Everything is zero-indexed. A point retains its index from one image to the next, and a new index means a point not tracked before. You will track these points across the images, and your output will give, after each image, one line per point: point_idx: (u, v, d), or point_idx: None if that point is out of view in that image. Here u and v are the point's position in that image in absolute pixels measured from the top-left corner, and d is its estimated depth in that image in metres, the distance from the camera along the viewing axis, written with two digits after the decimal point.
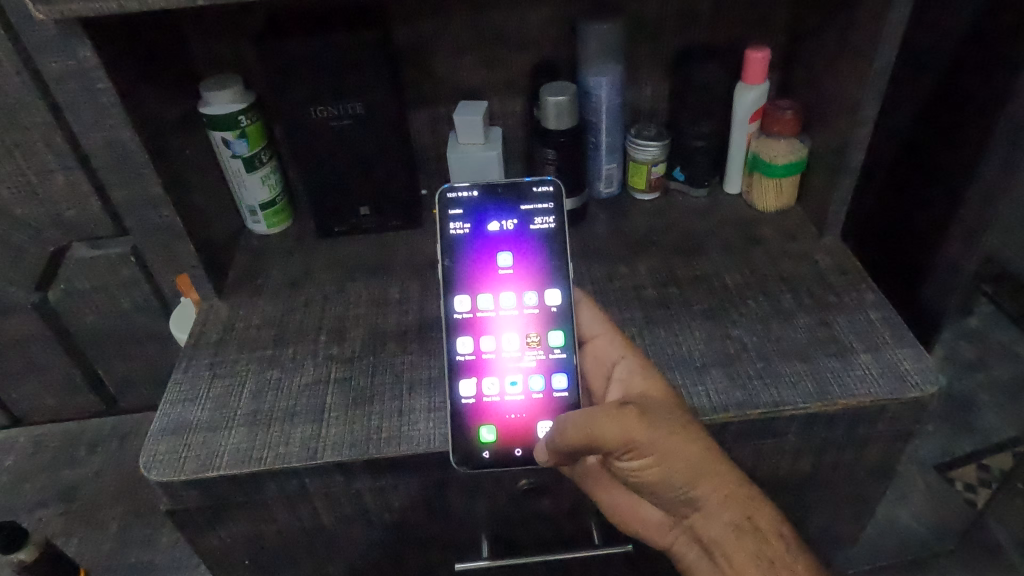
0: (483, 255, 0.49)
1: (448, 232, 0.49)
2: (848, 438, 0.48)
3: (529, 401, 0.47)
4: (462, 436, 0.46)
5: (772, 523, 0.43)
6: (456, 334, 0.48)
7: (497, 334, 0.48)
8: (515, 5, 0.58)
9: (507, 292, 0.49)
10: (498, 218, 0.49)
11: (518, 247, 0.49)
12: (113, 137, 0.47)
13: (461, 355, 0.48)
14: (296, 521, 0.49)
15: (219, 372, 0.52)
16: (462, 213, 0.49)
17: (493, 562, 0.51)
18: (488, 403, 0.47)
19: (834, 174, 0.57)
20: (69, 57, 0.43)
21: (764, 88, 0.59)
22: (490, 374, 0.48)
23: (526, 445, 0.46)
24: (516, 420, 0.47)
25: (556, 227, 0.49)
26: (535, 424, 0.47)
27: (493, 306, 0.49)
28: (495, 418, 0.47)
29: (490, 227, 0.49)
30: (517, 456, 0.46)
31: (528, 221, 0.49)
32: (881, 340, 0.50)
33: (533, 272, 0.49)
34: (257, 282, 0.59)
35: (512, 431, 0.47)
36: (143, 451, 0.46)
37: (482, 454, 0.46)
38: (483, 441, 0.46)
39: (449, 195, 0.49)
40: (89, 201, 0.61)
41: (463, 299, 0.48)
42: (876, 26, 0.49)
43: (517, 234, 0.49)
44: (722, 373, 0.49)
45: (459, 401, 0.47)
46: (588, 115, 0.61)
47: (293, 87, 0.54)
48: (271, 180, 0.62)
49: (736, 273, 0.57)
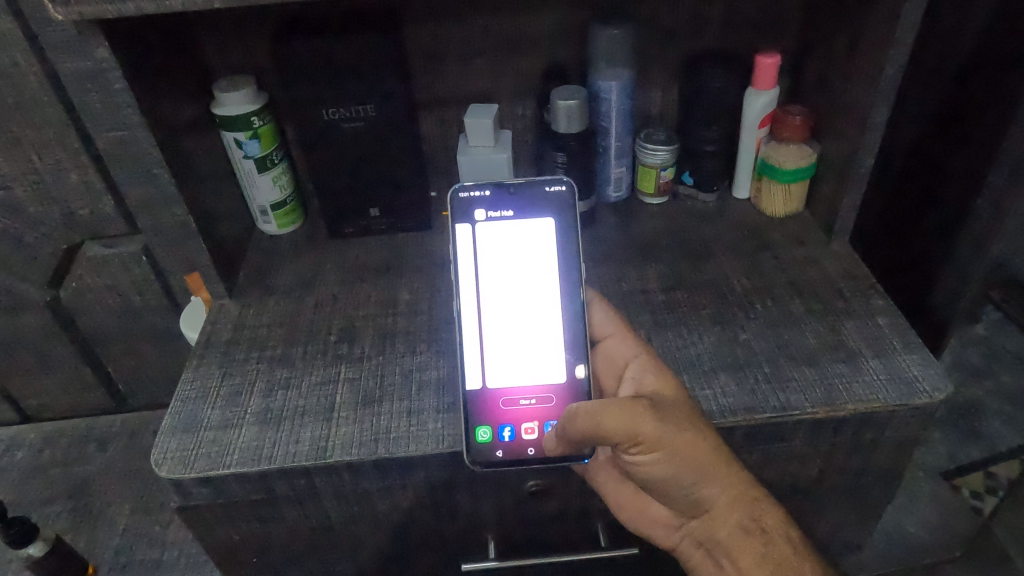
0: (495, 256, 0.49)
1: (460, 231, 0.49)
2: (855, 444, 0.48)
3: (540, 402, 0.47)
4: (475, 435, 0.46)
5: (779, 524, 0.44)
6: (467, 335, 0.48)
7: (508, 335, 0.48)
8: (527, 9, 0.59)
9: (518, 293, 0.48)
10: (511, 217, 0.49)
11: (529, 248, 0.49)
12: (128, 137, 0.47)
13: (471, 356, 0.48)
14: (305, 521, 0.49)
15: (229, 370, 0.52)
16: (474, 212, 0.49)
17: (500, 563, 0.52)
18: (500, 405, 0.47)
19: (843, 179, 0.57)
20: (86, 58, 0.44)
21: (774, 93, 0.60)
22: (501, 375, 0.48)
23: (539, 445, 0.46)
24: (528, 421, 0.47)
25: (568, 228, 0.49)
26: (547, 424, 0.47)
27: (505, 308, 0.48)
28: (507, 418, 0.47)
29: (502, 228, 0.49)
30: (530, 455, 0.46)
31: (539, 221, 0.49)
32: (889, 346, 0.50)
33: (544, 273, 0.49)
34: (267, 282, 0.60)
35: (524, 431, 0.47)
36: (155, 449, 0.46)
37: (494, 453, 0.46)
38: (495, 440, 0.46)
39: (461, 195, 0.49)
40: (102, 199, 0.62)
41: (475, 300, 0.48)
42: (887, 33, 0.49)
43: (528, 235, 0.49)
44: (729, 377, 0.49)
45: (471, 401, 0.47)
46: (598, 120, 0.62)
47: (307, 89, 0.54)
48: (282, 181, 0.62)
49: (745, 277, 0.57)
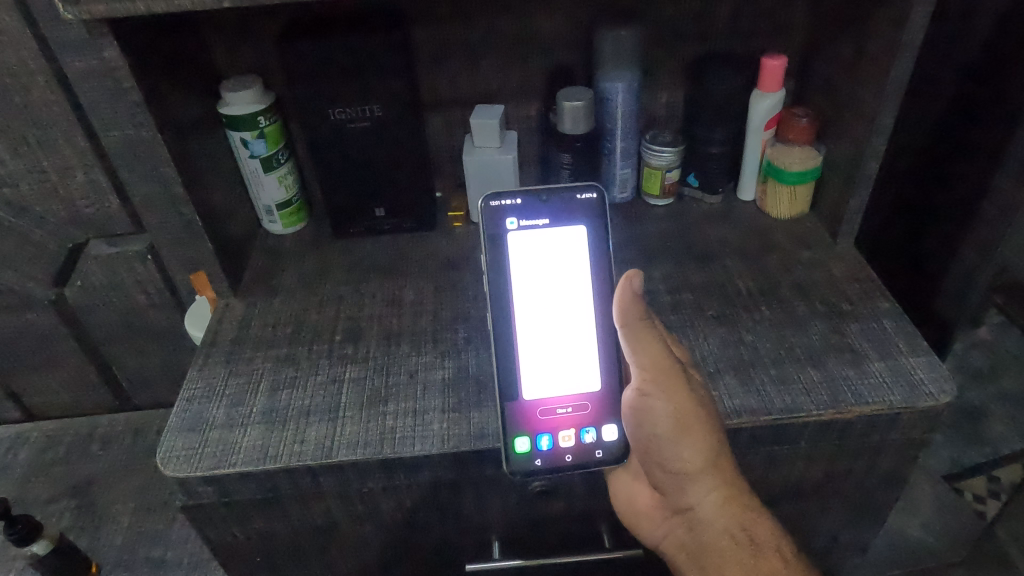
0: (525, 263, 0.48)
1: (494, 238, 0.48)
2: (860, 446, 0.48)
3: (577, 410, 0.48)
4: (515, 446, 0.46)
5: (768, 537, 0.44)
6: (498, 341, 0.47)
7: (540, 343, 0.48)
8: (533, 10, 0.59)
9: (546, 300, 0.48)
10: (544, 226, 0.48)
11: (562, 267, 0.48)
12: (135, 135, 0.47)
13: (498, 362, 0.47)
14: (309, 519, 0.49)
15: (235, 369, 0.52)
16: (507, 220, 0.48)
17: (526, 562, 0.52)
18: (538, 415, 0.47)
19: (849, 181, 0.57)
20: (95, 57, 0.44)
21: (779, 96, 0.60)
22: (534, 384, 0.48)
23: (576, 452, 0.47)
24: (565, 429, 0.47)
25: (600, 239, 0.48)
26: (583, 430, 0.48)
27: (531, 314, 0.48)
28: (545, 428, 0.47)
29: (534, 237, 0.48)
30: (568, 461, 0.47)
31: (572, 230, 0.48)
32: (895, 348, 0.50)
33: (573, 280, 0.48)
34: (271, 282, 0.60)
35: (562, 438, 0.47)
36: (161, 447, 0.46)
37: (534, 463, 0.46)
38: (535, 449, 0.46)
39: (493, 204, 0.48)
40: (108, 198, 0.62)
41: (506, 309, 0.47)
42: (894, 35, 0.49)
43: (561, 244, 0.48)
44: (735, 379, 0.49)
45: (507, 411, 0.46)
46: (604, 121, 0.62)
47: (314, 88, 0.54)
48: (287, 181, 0.62)
49: (750, 279, 0.57)
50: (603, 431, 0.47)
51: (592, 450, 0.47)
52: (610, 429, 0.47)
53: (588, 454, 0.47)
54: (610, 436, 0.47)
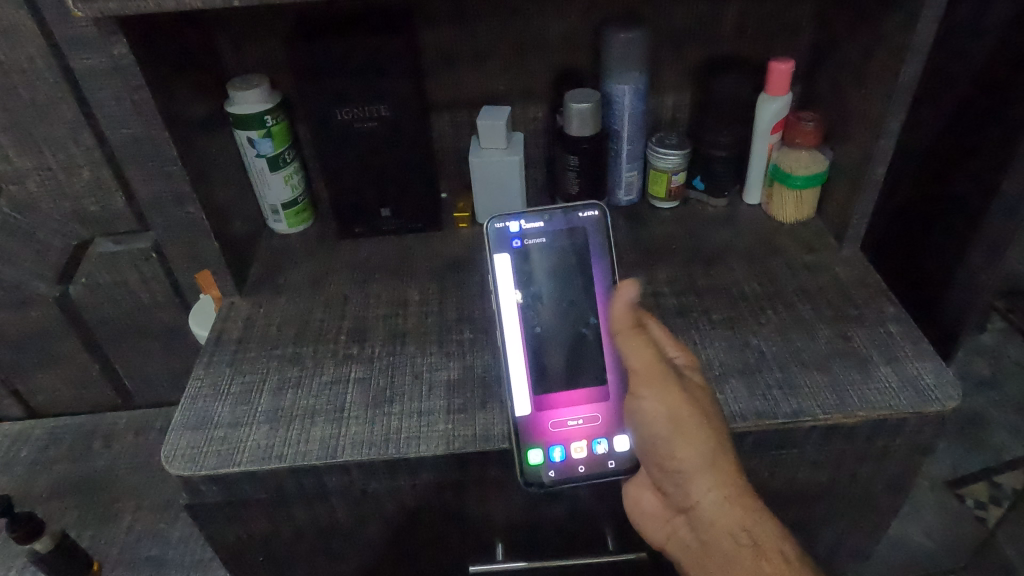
0: (532, 279, 0.48)
1: (497, 260, 0.48)
2: (867, 450, 0.48)
3: (588, 422, 0.47)
4: (528, 458, 0.46)
5: (769, 537, 0.43)
6: (510, 350, 0.47)
7: (550, 355, 0.48)
8: (541, 12, 0.59)
9: (556, 310, 0.48)
10: (549, 245, 0.48)
11: (570, 280, 0.48)
12: (143, 133, 0.47)
13: (511, 369, 0.47)
14: (314, 520, 0.49)
15: (241, 368, 0.52)
16: (510, 242, 0.48)
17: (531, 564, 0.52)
18: (549, 427, 0.47)
19: (855, 185, 0.57)
20: (104, 55, 0.44)
21: (787, 99, 0.59)
22: (545, 398, 0.47)
23: (590, 463, 0.47)
24: (577, 440, 0.47)
25: (608, 250, 0.48)
26: (595, 441, 0.47)
27: (541, 322, 0.47)
28: (557, 439, 0.47)
29: (540, 256, 0.48)
30: (581, 471, 0.47)
31: (576, 246, 0.48)
32: (901, 353, 0.50)
33: (585, 290, 0.48)
34: (277, 282, 0.60)
35: (575, 450, 0.47)
36: (166, 445, 0.47)
37: (546, 474, 0.46)
38: (548, 461, 0.46)
39: (497, 226, 0.48)
40: (114, 196, 0.62)
41: (514, 325, 0.47)
42: (901, 42, 0.49)
43: (568, 258, 0.48)
44: (741, 383, 0.49)
45: (518, 421, 0.46)
46: (611, 124, 0.62)
47: (322, 89, 0.55)
48: (294, 180, 0.62)
49: (756, 282, 0.58)
50: (614, 442, 0.47)
51: (605, 461, 0.47)
52: (622, 439, 0.47)
53: (602, 464, 0.47)
54: (622, 446, 0.47)
